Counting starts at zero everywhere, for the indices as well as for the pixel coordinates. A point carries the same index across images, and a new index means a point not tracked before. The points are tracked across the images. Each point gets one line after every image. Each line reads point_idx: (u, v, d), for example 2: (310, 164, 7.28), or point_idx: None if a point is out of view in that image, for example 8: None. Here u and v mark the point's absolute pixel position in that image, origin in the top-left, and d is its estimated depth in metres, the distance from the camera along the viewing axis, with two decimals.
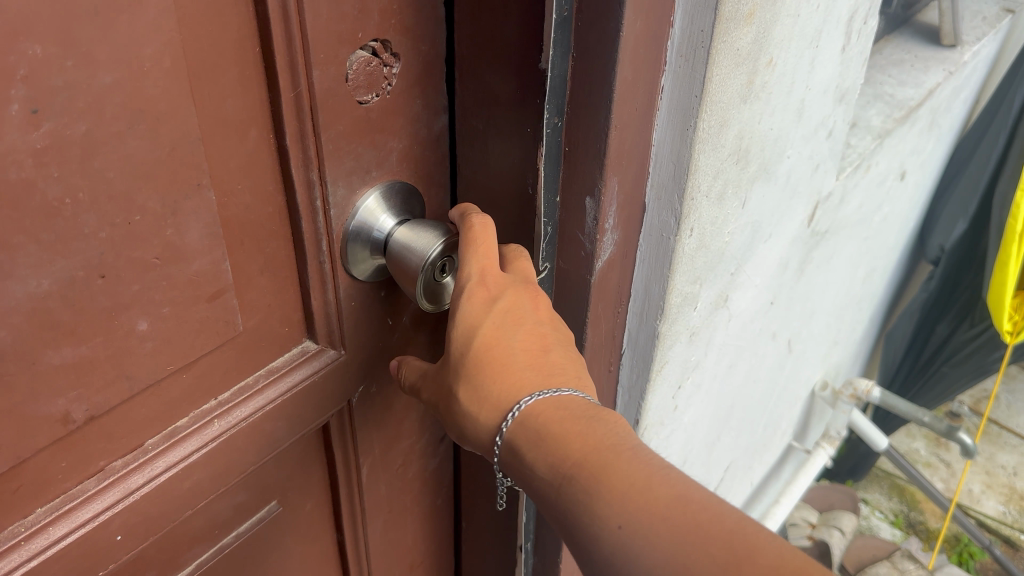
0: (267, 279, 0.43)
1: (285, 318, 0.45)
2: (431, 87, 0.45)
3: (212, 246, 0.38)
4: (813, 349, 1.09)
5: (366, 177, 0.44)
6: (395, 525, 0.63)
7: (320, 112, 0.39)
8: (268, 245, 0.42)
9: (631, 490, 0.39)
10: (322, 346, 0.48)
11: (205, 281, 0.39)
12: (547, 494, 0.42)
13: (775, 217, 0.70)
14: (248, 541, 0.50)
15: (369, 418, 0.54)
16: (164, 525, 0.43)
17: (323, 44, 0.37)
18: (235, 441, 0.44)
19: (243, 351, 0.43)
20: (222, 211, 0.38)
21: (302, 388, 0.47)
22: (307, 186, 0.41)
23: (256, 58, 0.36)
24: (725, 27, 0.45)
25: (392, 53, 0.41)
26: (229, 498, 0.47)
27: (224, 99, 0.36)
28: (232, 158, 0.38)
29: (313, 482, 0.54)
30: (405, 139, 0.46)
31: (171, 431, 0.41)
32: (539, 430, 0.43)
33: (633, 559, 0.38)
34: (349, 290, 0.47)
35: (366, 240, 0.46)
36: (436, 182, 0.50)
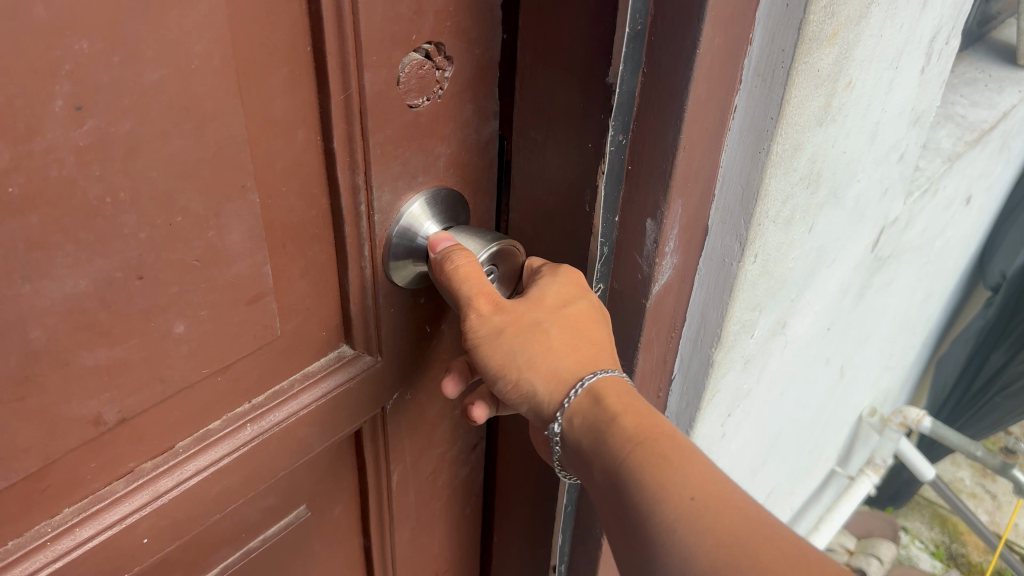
0: (306, 283, 0.41)
1: (323, 323, 0.44)
2: (484, 91, 0.44)
3: (253, 249, 0.37)
4: (864, 374, 1.06)
5: (412, 182, 0.43)
6: (423, 534, 0.62)
7: (370, 115, 0.38)
8: (310, 249, 0.41)
9: (709, 479, 0.39)
10: (358, 352, 0.47)
11: (245, 283, 0.38)
12: (614, 452, 0.41)
13: (841, 243, 0.68)
14: (275, 545, 0.49)
15: (402, 425, 0.53)
16: (192, 528, 0.42)
17: (377, 45, 0.36)
18: (266, 446, 0.43)
19: (279, 354, 0.42)
20: (266, 214, 0.37)
21: (335, 394, 0.46)
22: (351, 190, 0.40)
23: (309, 58, 0.35)
24: (806, 47, 0.44)
25: (445, 55, 0.40)
26: (258, 501, 0.46)
27: (273, 100, 0.35)
28: (278, 159, 0.36)
29: (343, 488, 0.53)
30: (453, 144, 0.44)
31: (203, 434, 0.41)
32: (627, 397, 0.43)
33: (694, 533, 0.36)
34: (389, 298, 0.46)
35: (407, 246, 0.44)
36: (483, 190, 0.49)
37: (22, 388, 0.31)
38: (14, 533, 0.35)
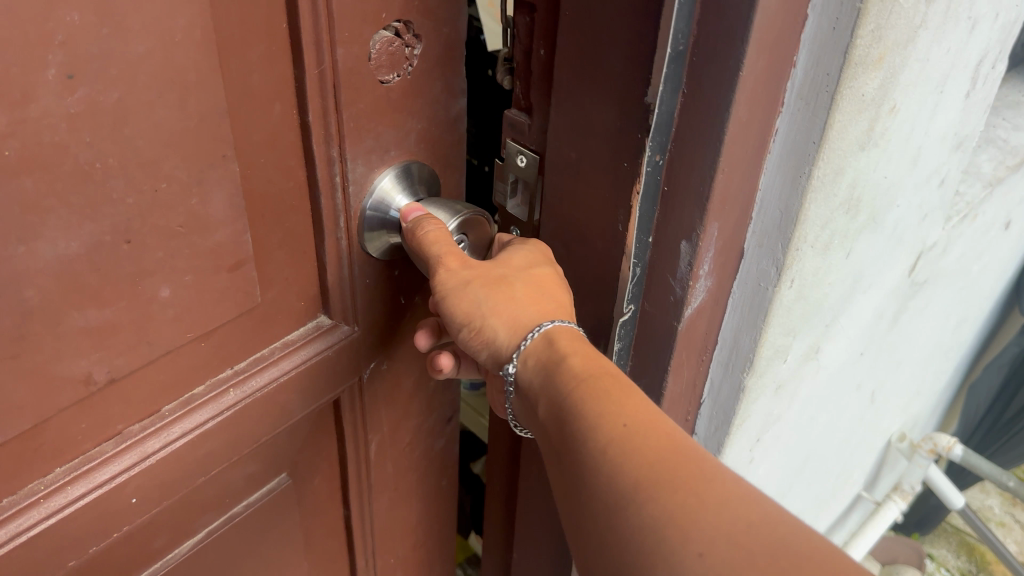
0: (285, 253, 0.44)
1: (302, 292, 0.46)
2: (451, 69, 0.46)
3: (234, 217, 0.39)
4: (895, 395, 1.09)
5: (385, 157, 0.45)
6: (401, 505, 0.64)
7: (343, 90, 0.40)
8: (289, 220, 0.43)
9: (647, 413, 0.39)
10: (336, 321, 0.49)
11: (226, 251, 0.40)
12: (560, 387, 0.42)
13: (875, 268, 0.70)
14: (257, 512, 0.51)
15: (379, 395, 0.55)
16: (179, 490, 0.44)
17: (349, 22, 0.38)
18: (249, 412, 0.45)
19: (259, 322, 0.44)
20: (246, 184, 0.39)
21: (314, 362, 0.48)
22: (327, 162, 0.42)
23: (285, 34, 0.37)
24: (852, 71, 0.44)
25: (413, 34, 0.42)
26: (242, 467, 0.48)
27: (251, 74, 0.37)
28: (257, 131, 0.38)
29: (323, 458, 0.55)
30: (423, 120, 0.46)
31: (187, 399, 0.42)
32: (580, 343, 0.44)
33: (622, 453, 0.37)
34: (364, 268, 0.48)
35: (380, 219, 0.47)
36: (453, 167, 0.51)
37: (17, 347, 0.33)
38: (9, 490, 0.36)
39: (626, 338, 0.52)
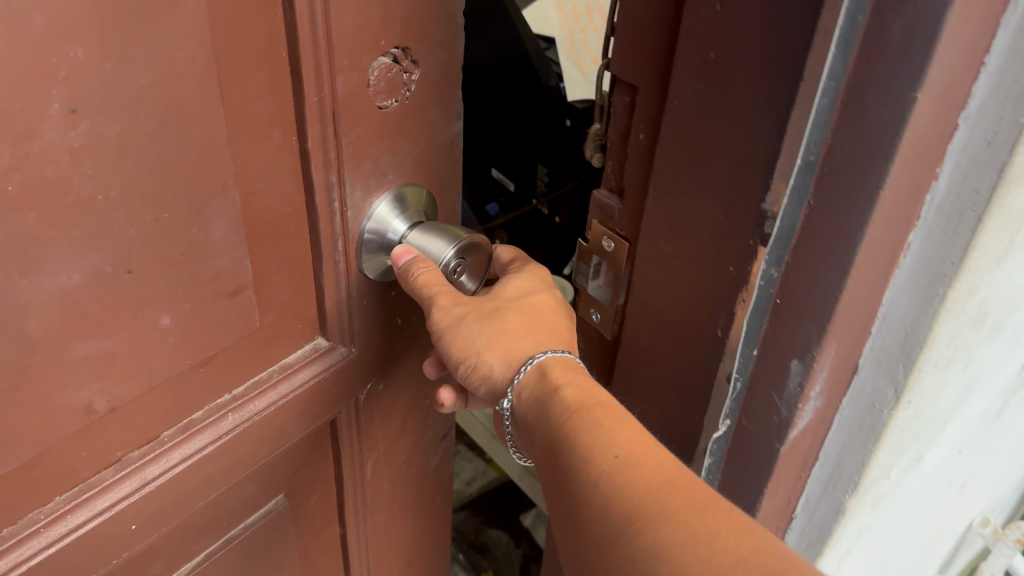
0: (284, 277, 0.44)
1: (300, 315, 0.46)
2: (448, 92, 0.46)
3: (234, 244, 0.39)
4: (991, 490, 1.01)
5: (382, 180, 0.45)
6: (395, 522, 0.64)
7: (341, 116, 0.40)
8: (288, 245, 0.43)
9: (638, 440, 0.40)
10: (333, 343, 0.49)
11: (226, 278, 0.40)
12: (554, 419, 0.43)
13: (989, 376, 0.67)
14: (254, 533, 0.51)
15: (375, 414, 0.55)
16: (178, 514, 0.44)
17: (348, 50, 0.39)
18: (247, 435, 0.45)
19: (258, 347, 0.44)
20: (246, 211, 0.39)
21: (311, 384, 0.48)
22: (325, 187, 0.42)
23: (286, 63, 0.37)
24: (1003, 189, 0.44)
25: (411, 60, 0.42)
26: (240, 490, 0.48)
27: (253, 103, 0.37)
28: (257, 159, 0.39)
29: (320, 478, 0.55)
30: (420, 143, 0.47)
31: (186, 424, 0.42)
32: (571, 373, 0.46)
33: (614, 485, 0.38)
34: (362, 291, 0.48)
35: (378, 243, 0.47)
36: (449, 187, 0.51)
37: (17, 378, 0.33)
38: (10, 521, 0.36)
39: (718, 452, 0.51)
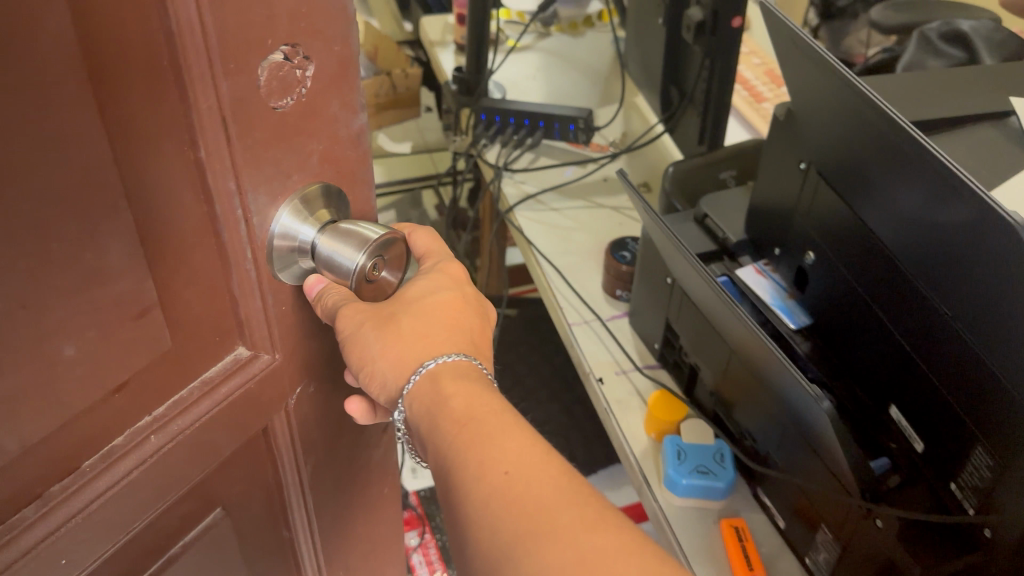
0: (195, 292, 0.42)
1: (218, 328, 0.45)
2: (348, 86, 0.45)
3: (135, 264, 0.38)
4: None
5: (287, 182, 0.44)
6: (343, 518, 0.65)
7: (233, 121, 0.39)
8: (198, 259, 0.42)
9: (522, 453, 0.47)
10: (254, 352, 0.48)
11: (129, 300, 0.38)
12: (445, 427, 0.49)
13: None
14: (193, 548, 0.51)
15: (310, 420, 0.56)
16: (109, 542, 0.43)
17: (232, 52, 0.37)
18: (173, 455, 0.44)
19: (174, 365, 0.43)
20: (145, 231, 0.38)
21: (235, 397, 0.47)
22: (227, 195, 0.41)
23: (168, 70, 0.35)
24: None
25: (304, 56, 0.41)
26: (173, 511, 0.48)
27: (136, 113, 0.35)
28: (151, 170, 0.37)
29: (258, 487, 0.55)
30: (324, 140, 0.46)
31: (107, 451, 0.41)
32: (457, 379, 0.52)
33: (502, 496, 0.45)
34: (278, 295, 0.48)
35: (289, 248, 0.46)
36: (361, 181, 0.51)
37: None
38: None
39: None
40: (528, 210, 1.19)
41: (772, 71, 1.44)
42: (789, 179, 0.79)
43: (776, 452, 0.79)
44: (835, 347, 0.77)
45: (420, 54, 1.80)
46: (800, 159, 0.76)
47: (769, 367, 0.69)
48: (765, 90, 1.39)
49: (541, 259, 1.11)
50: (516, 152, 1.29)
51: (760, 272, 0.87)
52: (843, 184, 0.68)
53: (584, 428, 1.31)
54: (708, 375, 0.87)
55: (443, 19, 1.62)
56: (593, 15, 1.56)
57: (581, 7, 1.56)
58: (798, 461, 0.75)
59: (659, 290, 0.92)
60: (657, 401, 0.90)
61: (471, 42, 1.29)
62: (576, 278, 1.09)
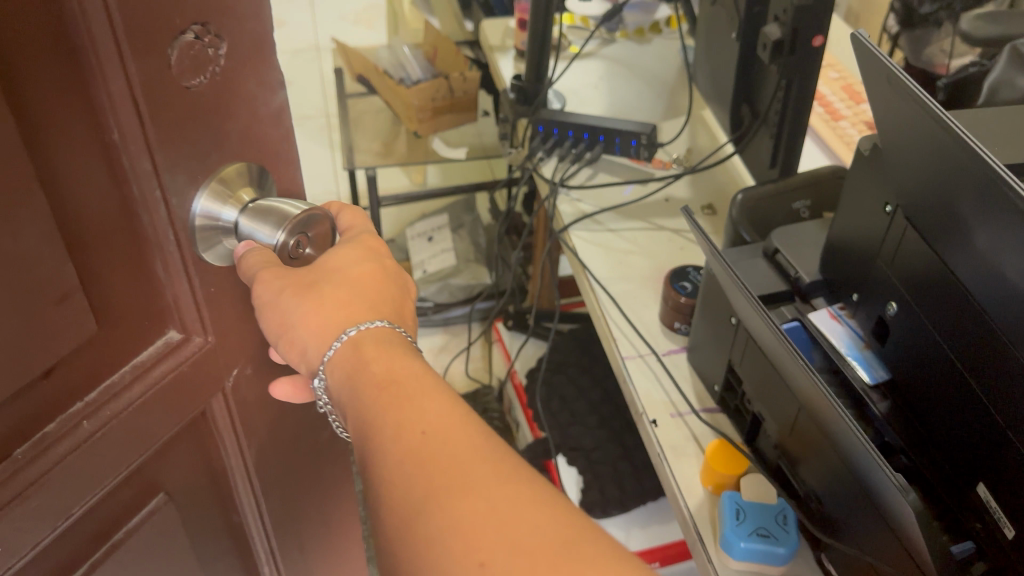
0: (121, 277, 0.47)
1: (147, 311, 0.50)
2: (263, 65, 0.50)
3: (52, 251, 0.42)
4: None
5: (206, 161, 0.49)
6: (283, 483, 0.69)
7: (144, 103, 0.43)
8: (120, 249, 0.46)
9: (437, 413, 0.48)
10: (184, 334, 0.53)
11: (50, 283, 0.42)
12: (363, 391, 0.51)
13: None
14: (139, 534, 0.57)
15: (248, 399, 0.61)
16: (49, 527, 0.48)
17: (140, 38, 0.42)
18: (107, 439, 0.49)
19: (101, 347, 0.48)
20: (62, 219, 0.42)
21: (167, 379, 0.52)
22: (144, 178, 0.45)
23: (72, 60, 0.40)
24: None
25: (213, 35, 0.46)
26: (115, 495, 0.53)
27: (44, 103, 0.39)
28: (68, 161, 0.41)
29: (198, 463, 0.60)
30: (242, 118, 0.51)
31: (38, 438, 0.46)
32: (376, 344, 0.53)
33: (414, 454, 0.46)
34: (206, 276, 0.53)
35: (212, 227, 0.51)
36: (287, 163, 0.56)
37: None
38: None
39: None
40: (583, 230, 1.13)
41: (850, 86, 1.37)
42: (874, 216, 0.76)
43: (845, 519, 0.72)
44: (915, 401, 0.73)
45: (480, 54, 1.78)
46: (888, 199, 0.74)
47: (842, 423, 0.64)
48: (843, 106, 1.31)
49: (594, 285, 1.05)
50: (574, 167, 1.24)
51: (836, 317, 0.84)
52: (933, 231, 0.66)
53: (635, 459, 1.24)
54: (773, 427, 0.81)
55: (503, 23, 1.58)
56: (661, 21, 1.50)
57: (649, 13, 1.50)
58: (871, 533, 0.68)
59: (723, 331, 0.86)
60: (715, 451, 0.83)
61: (532, 49, 1.26)
62: (630, 306, 1.02)
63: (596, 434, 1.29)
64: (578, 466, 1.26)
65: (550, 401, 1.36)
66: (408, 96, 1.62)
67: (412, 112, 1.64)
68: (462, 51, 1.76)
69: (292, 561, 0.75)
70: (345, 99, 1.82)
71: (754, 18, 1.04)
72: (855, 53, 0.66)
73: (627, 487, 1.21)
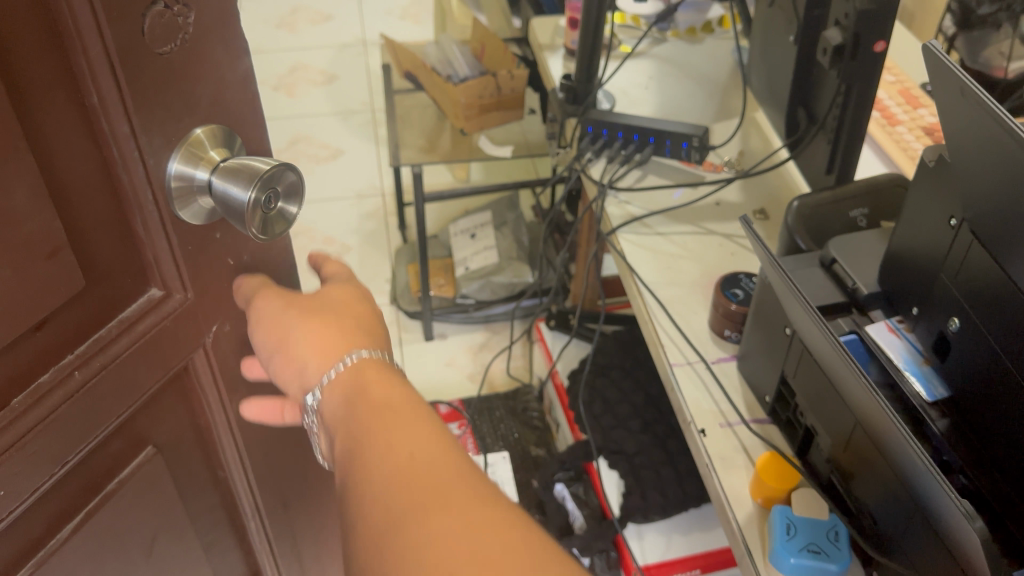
0: (102, 233, 0.50)
1: (128, 269, 0.53)
2: (229, 32, 0.53)
3: (41, 208, 0.45)
4: None
5: (179, 125, 0.51)
6: (263, 439, 0.72)
7: (121, 67, 0.46)
8: (99, 206, 0.49)
9: (426, 440, 0.49)
10: (165, 291, 0.56)
11: (39, 241, 0.45)
12: (354, 418, 0.51)
13: None
14: (131, 484, 0.60)
15: (228, 354, 0.64)
16: (47, 471, 0.51)
17: (114, 5, 0.44)
18: (97, 390, 0.52)
19: (88, 301, 0.50)
20: (48, 178, 0.45)
21: (152, 332, 0.55)
22: (121, 139, 0.48)
23: (52, 27, 0.42)
24: None
25: (181, 5, 0.48)
26: (107, 446, 0.56)
27: (31, 66, 0.42)
28: (51, 123, 0.44)
29: (184, 419, 0.63)
30: (211, 83, 0.52)
31: (34, 389, 0.48)
32: (370, 371, 0.54)
33: (395, 476, 0.47)
34: (184, 235, 0.55)
35: (187, 188, 0.52)
36: (253, 125, 0.57)
37: None
38: None
39: None
40: (631, 233, 1.12)
41: (908, 90, 1.34)
42: (937, 227, 0.74)
43: (899, 538, 0.70)
44: (973, 420, 0.71)
45: (527, 51, 1.79)
46: (954, 212, 0.72)
47: (899, 435, 0.62)
48: (900, 111, 1.28)
49: (643, 289, 1.04)
50: (623, 169, 1.22)
51: (894, 330, 0.82)
52: (997, 244, 0.64)
53: (679, 465, 1.24)
54: (826, 440, 0.79)
55: (554, 21, 1.57)
56: (714, 20, 1.49)
57: (702, 13, 1.48)
58: (925, 553, 0.67)
59: (776, 341, 0.85)
60: (765, 463, 0.81)
61: (581, 50, 1.25)
62: (678, 311, 1.01)
63: (639, 439, 1.28)
64: (620, 470, 1.26)
65: (592, 404, 1.35)
66: (456, 93, 1.62)
67: (459, 109, 1.64)
68: (510, 49, 1.76)
69: (277, 517, 0.79)
70: (392, 96, 1.83)
71: (812, 21, 1.02)
72: (925, 63, 0.64)
73: (669, 493, 1.20)
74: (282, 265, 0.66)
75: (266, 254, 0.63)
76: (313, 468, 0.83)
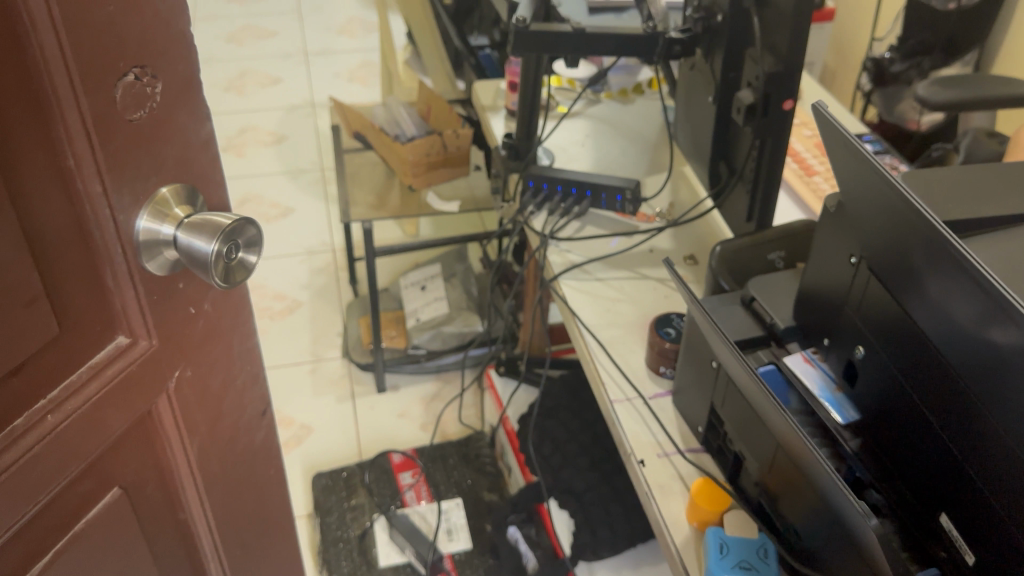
0: (75, 283, 0.53)
1: (98, 317, 0.56)
2: (195, 98, 0.56)
3: (19, 262, 0.48)
4: None
5: (147, 184, 0.54)
6: (221, 482, 0.75)
7: (95, 132, 0.49)
8: (73, 260, 0.52)
9: None
10: (131, 339, 0.59)
11: (18, 291, 0.49)
12: None
13: None
14: (97, 523, 0.62)
15: (189, 398, 0.67)
16: (21, 511, 0.54)
17: (90, 76, 0.48)
18: (70, 433, 0.55)
19: (59, 348, 0.54)
20: (28, 232, 0.49)
21: (119, 376, 0.58)
22: (94, 197, 0.51)
23: (35, 99, 0.46)
24: None
25: (151, 76, 0.52)
26: (77, 487, 0.59)
27: (14, 132, 0.46)
28: (30, 183, 0.48)
29: (148, 463, 0.66)
30: (177, 146, 0.56)
31: (10, 431, 0.52)
32: None
33: None
34: (150, 284, 0.58)
35: (153, 242, 0.55)
36: (215, 182, 0.60)
37: None
38: None
39: None
40: (572, 280, 1.19)
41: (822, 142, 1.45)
42: (841, 265, 0.83)
43: (822, 553, 0.76)
44: (881, 441, 0.78)
45: (472, 111, 1.87)
46: (853, 251, 0.80)
47: (813, 454, 0.69)
48: (816, 162, 1.39)
49: (583, 331, 1.10)
50: (563, 220, 1.30)
51: (808, 360, 0.89)
52: (891, 279, 0.72)
53: (626, 500, 1.29)
54: (754, 466, 0.85)
55: (496, 84, 1.66)
56: (643, 82, 1.60)
57: (631, 75, 1.61)
58: (844, 565, 0.73)
59: (705, 374, 0.92)
60: (701, 489, 0.87)
61: (520, 113, 1.34)
62: (618, 352, 1.08)
63: (587, 476, 1.33)
64: (570, 509, 1.31)
65: (542, 445, 1.40)
66: (403, 152, 1.70)
67: (407, 167, 1.71)
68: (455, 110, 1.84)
69: (235, 559, 0.81)
70: (342, 155, 1.89)
71: (728, 82, 1.12)
72: (817, 120, 0.72)
73: (616, 527, 1.26)
74: (241, 313, 0.69)
75: (229, 303, 0.67)
76: (275, 513, 0.85)
